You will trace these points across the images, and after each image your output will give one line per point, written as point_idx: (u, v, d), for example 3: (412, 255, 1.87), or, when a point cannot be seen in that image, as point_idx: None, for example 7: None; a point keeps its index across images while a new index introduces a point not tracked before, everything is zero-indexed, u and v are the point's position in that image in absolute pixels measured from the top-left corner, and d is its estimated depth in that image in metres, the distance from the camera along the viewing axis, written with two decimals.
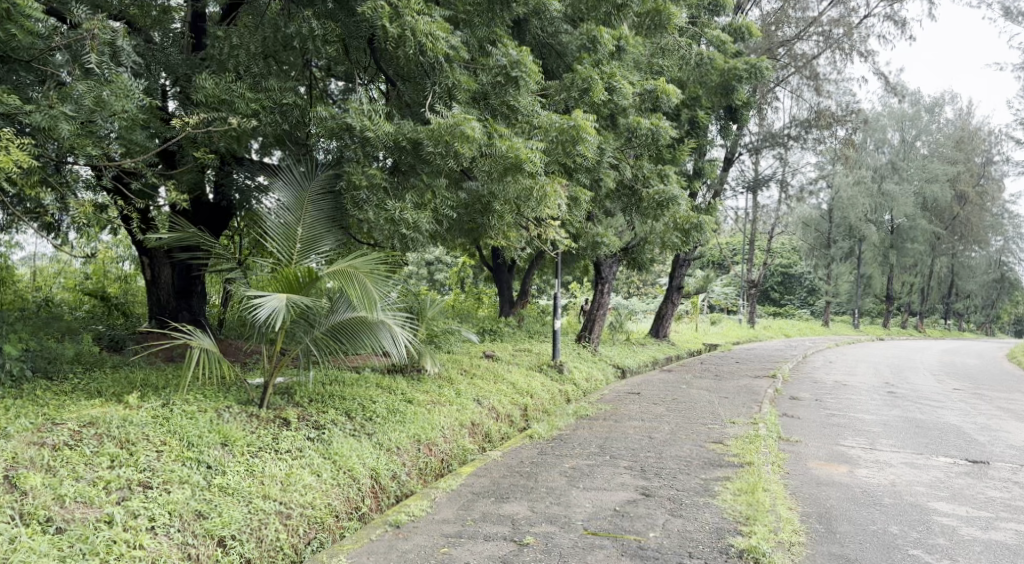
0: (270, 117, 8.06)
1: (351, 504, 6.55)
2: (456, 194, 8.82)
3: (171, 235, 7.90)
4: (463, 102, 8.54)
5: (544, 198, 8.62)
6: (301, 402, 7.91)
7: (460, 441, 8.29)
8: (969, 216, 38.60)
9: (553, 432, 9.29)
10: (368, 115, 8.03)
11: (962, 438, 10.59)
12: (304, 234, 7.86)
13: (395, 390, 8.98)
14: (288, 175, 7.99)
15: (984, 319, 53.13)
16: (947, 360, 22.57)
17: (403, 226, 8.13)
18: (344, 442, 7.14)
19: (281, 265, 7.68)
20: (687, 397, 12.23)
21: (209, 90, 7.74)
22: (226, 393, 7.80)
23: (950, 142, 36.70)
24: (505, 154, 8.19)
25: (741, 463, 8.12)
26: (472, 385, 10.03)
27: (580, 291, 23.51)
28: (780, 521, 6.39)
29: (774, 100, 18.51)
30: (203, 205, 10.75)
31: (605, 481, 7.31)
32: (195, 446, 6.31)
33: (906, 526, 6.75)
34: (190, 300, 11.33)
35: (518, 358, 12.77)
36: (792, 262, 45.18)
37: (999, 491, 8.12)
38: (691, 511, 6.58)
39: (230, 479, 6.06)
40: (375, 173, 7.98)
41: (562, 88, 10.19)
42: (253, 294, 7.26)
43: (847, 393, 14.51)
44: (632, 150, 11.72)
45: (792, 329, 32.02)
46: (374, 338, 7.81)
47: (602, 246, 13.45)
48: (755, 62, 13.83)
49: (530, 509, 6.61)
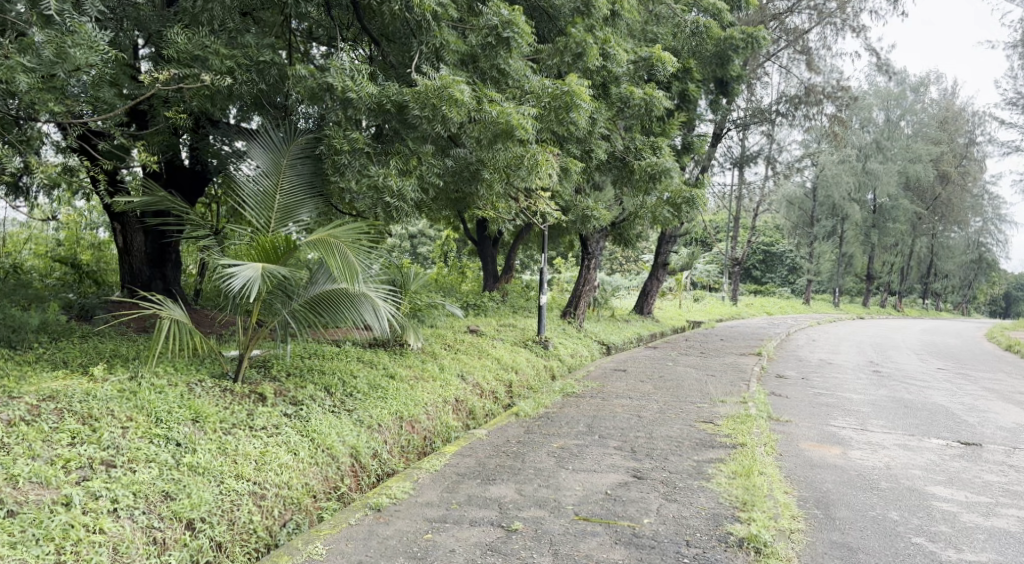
0: (246, 76, 7.61)
1: (330, 484, 6.26)
2: (443, 160, 8.36)
3: (140, 199, 7.46)
4: (451, 64, 8.23)
5: (535, 166, 8.34)
6: (278, 377, 7.58)
7: (444, 418, 7.98)
8: (950, 198, 38.40)
9: (540, 410, 8.99)
10: (350, 75, 7.58)
11: (951, 419, 10.40)
12: (282, 202, 7.44)
13: (377, 365, 8.65)
14: (264, 139, 7.56)
15: (960, 301, 53.26)
16: (928, 340, 22.44)
17: (386, 194, 7.71)
18: (323, 419, 6.81)
19: (257, 232, 7.27)
20: (674, 375, 11.97)
21: (180, 45, 7.29)
22: (199, 366, 7.44)
23: (934, 122, 36.52)
24: (495, 119, 7.84)
25: (734, 444, 7.86)
26: (456, 360, 9.72)
27: (564, 267, 23.16)
28: (779, 506, 6.15)
29: (763, 75, 18.15)
30: (178, 168, 10.29)
31: (594, 462, 7.02)
32: (164, 422, 5.97)
33: (906, 512, 6.53)
34: (163, 268, 10.98)
35: (503, 334, 12.43)
36: (775, 240, 45.01)
37: (996, 475, 7.91)
38: (686, 495, 6.32)
39: (201, 457, 5.71)
40: (357, 138, 7.62)
41: (553, 53, 9.82)
42: (227, 262, 6.86)
43: (834, 372, 14.30)
44: (624, 121, 11.33)
45: (773, 308, 31.81)
46: (355, 312, 7.47)
47: (592, 219, 12.99)
48: (751, 31, 13.48)
49: (518, 491, 6.32)
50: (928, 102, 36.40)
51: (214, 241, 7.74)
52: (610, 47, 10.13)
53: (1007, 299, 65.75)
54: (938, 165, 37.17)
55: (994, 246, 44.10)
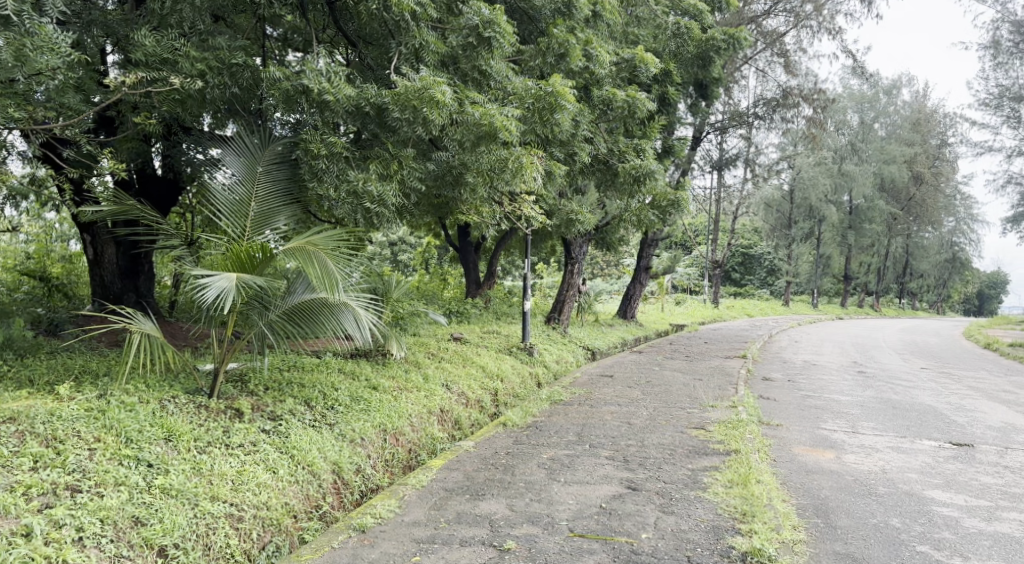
0: (218, 80, 7.29)
1: (311, 502, 6.02)
2: (425, 164, 8.10)
3: (105, 208, 7.16)
4: (431, 65, 7.99)
5: (519, 169, 8.14)
6: (256, 391, 7.29)
7: (429, 429, 7.73)
8: (924, 198, 38.61)
9: (528, 419, 8.75)
10: (327, 77, 7.33)
11: (940, 419, 10.27)
12: (257, 209, 7.15)
13: (359, 376, 8.37)
14: (237, 144, 7.29)
15: (936, 299, 53.67)
16: (909, 339, 22.43)
17: (366, 199, 7.46)
18: (303, 435, 6.56)
19: (231, 241, 6.97)
20: (662, 380, 11.77)
21: (149, 48, 7.07)
22: (172, 381, 7.14)
23: (908, 124, 36.72)
24: (478, 121, 7.64)
25: (727, 451, 7.65)
26: (440, 370, 9.46)
27: (546, 272, 22.95)
28: (779, 516, 5.96)
29: (741, 78, 18.05)
30: (150, 177, 9.99)
31: (587, 473, 6.79)
32: (134, 443, 5.72)
33: (908, 518, 6.36)
34: (136, 280, 10.71)
35: (487, 341, 12.19)
36: (754, 242, 45.08)
37: (992, 476, 7.76)
38: (684, 507, 6.11)
39: (173, 478, 5.48)
40: (335, 142, 7.35)
41: (535, 54, 9.64)
42: (199, 273, 6.56)
43: (818, 374, 14.18)
44: (606, 124, 11.17)
45: (754, 310, 31.75)
46: (335, 321, 7.23)
47: (576, 223, 12.82)
48: (731, 32, 13.34)
49: (509, 507, 6.08)
50: (902, 104, 36.62)
51: (187, 251, 7.45)
52: (591, 48, 9.94)
53: (981, 298, 66.37)
54: (912, 166, 37.39)
55: (967, 246, 44.44)
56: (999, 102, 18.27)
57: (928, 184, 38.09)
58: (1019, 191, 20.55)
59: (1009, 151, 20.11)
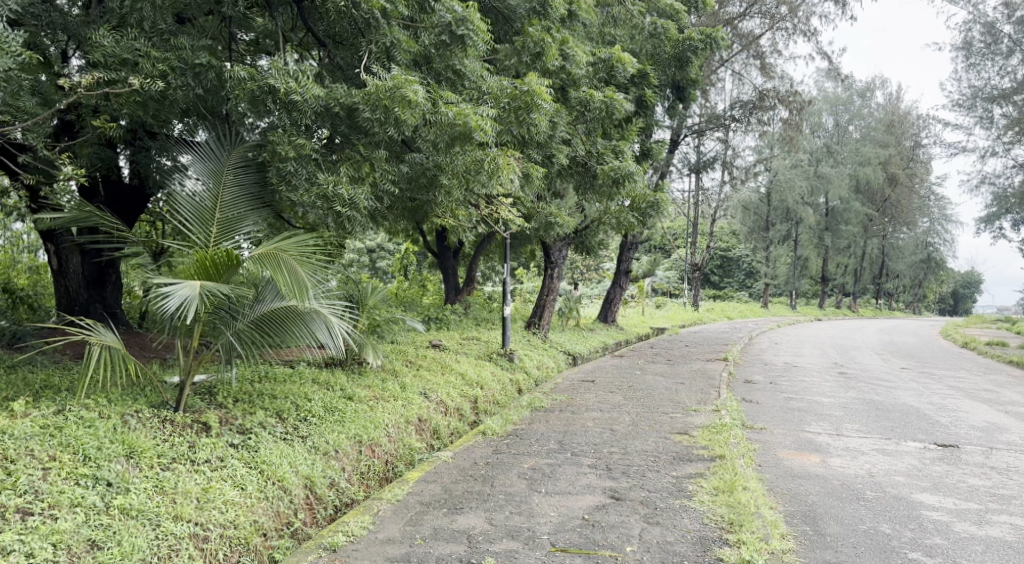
0: (180, 81, 7.05)
1: (282, 519, 5.84)
2: (397, 167, 7.84)
3: (61, 215, 6.87)
4: (403, 64, 7.79)
5: (496, 171, 7.95)
6: (224, 403, 7.02)
7: (406, 440, 7.50)
8: (899, 199, 38.79)
9: (508, 427, 8.52)
10: (294, 76, 7.11)
11: (924, 420, 10.15)
12: (221, 214, 6.90)
13: (334, 386, 8.11)
14: (201, 147, 7.04)
15: (912, 300, 54.07)
16: (887, 339, 22.47)
17: (337, 203, 7.20)
18: (274, 448, 6.35)
19: (196, 248, 6.70)
20: (644, 384, 11.58)
21: (107, 49, 6.83)
22: (136, 395, 6.86)
23: (883, 125, 36.84)
24: (452, 121, 7.44)
25: (712, 457, 7.46)
26: (418, 378, 9.21)
27: (526, 277, 22.76)
28: (768, 525, 5.78)
29: (718, 81, 17.94)
30: (115, 185, 9.73)
31: (569, 483, 6.57)
32: (93, 461, 5.51)
33: (898, 524, 6.19)
34: (103, 290, 10.45)
35: (466, 347, 11.95)
36: (732, 245, 45.14)
37: (980, 478, 7.62)
38: (669, 517, 5.91)
39: (134, 498, 5.31)
40: (303, 144, 7.11)
41: (511, 53, 9.49)
42: (160, 282, 6.29)
43: (800, 375, 14.07)
44: (583, 125, 10.99)
45: (734, 312, 31.72)
46: (306, 331, 6.96)
47: (555, 226, 12.64)
48: (709, 32, 13.21)
49: (488, 521, 5.85)
50: (876, 106, 36.77)
51: (150, 260, 7.16)
52: (568, 48, 9.75)
53: (956, 298, 67.05)
54: (887, 167, 37.53)
55: (941, 246, 44.72)
56: (971, 103, 18.28)
57: (903, 185, 38.31)
58: (992, 191, 20.63)
59: (982, 151, 20.18)
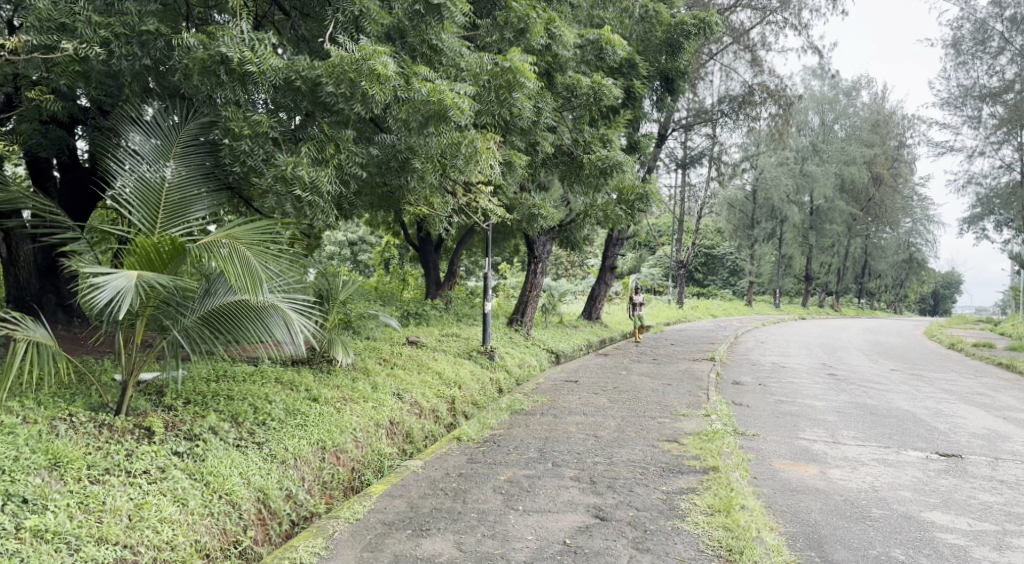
0: (125, 49, 6.47)
1: (228, 538, 5.21)
2: (366, 148, 7.25)
3: None
4: (373, 36, 7.15)
5: (474, 154, 7.36)
6: (174, 406, 6.35)
7: (375, 445, 6.87)
8: (884, 198, 38.37)
9: (485, 433, 7.89)
10: (250, 45, 6.51)
11: (922, 427, 9.59)
12: (169, 198, 6.17)
13: (298, 387, 7.44)
14: (145, 122, 6.35)
15: (893, 299, 53.75)
16: (874, 339, 21.99)
17: (298, 186, 6.60)
18: (224, 457, 5.71)
19: (139, 233, 5.96)
20: (630, 385, 10.98)
21: (42, 11, 6.24)
22: (74, 395, 6.20)
23: (869, 125, 36.31)
24: (426, 98, 6.82)
25: (704, 469, 6.85)
26: (392, 378, 8.57)
27: (509, 271, 22.10)
28: (771, 553, 5.22)
29: (707, 74, 17.39)
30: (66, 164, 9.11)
31: (549, 500, 5.96)
32: (8, 473, 4.92)
33: (910, 549, 5.65)
34: (58, 279, 9.63)
35: (444, 344, 11.33)
36: (718, 243, 44.62)
37: (990, 494, 7.06)
38: (659, 542, 5.33)
39: (50, 518, 4.71)
40: (260, 120, 6.55)
41: (492, 29, 8.90)
42: (93, 271, 5.60)
43: (789, 377, 13.51)
44: (570, 111, 10.31)
45: (717, 310, 31.19)
46: (262, 326, 6.28)
47: (539, 219, 11.96)
48: (701, 16, 12.54)
49: (456, 546, 5.25)
50: (862, 105, 36.29)
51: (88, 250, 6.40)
52: (554, 27, 9.13)
53: (936, 298, 66.70)
54: (871, 167, 37.07)
55: (924, 245, 44.33)
56: (960, 101, 17.80)
57: (887, 184, 37.86)
58: (978, 192, 20.14)
59: (970, 151, 19.73)
